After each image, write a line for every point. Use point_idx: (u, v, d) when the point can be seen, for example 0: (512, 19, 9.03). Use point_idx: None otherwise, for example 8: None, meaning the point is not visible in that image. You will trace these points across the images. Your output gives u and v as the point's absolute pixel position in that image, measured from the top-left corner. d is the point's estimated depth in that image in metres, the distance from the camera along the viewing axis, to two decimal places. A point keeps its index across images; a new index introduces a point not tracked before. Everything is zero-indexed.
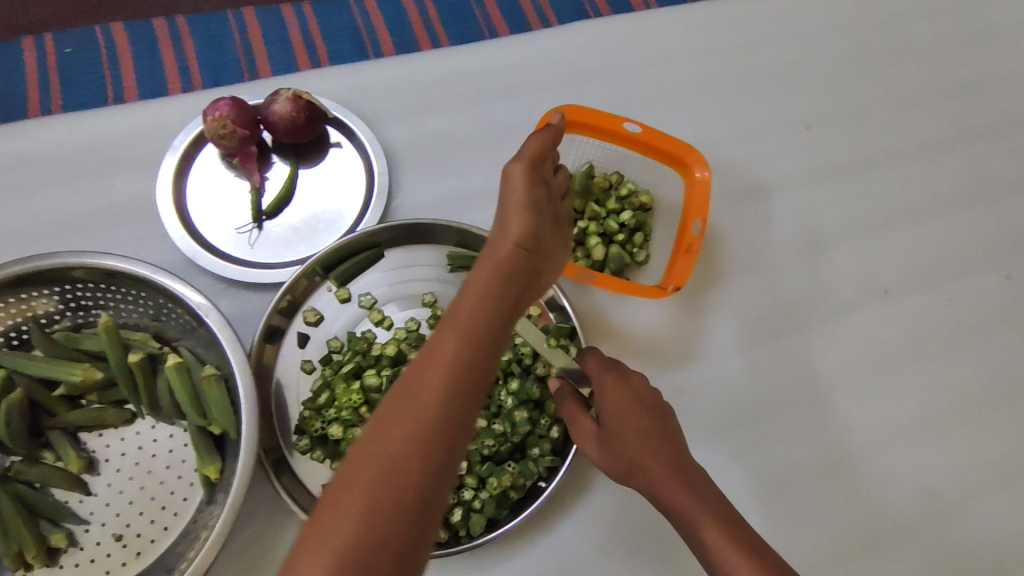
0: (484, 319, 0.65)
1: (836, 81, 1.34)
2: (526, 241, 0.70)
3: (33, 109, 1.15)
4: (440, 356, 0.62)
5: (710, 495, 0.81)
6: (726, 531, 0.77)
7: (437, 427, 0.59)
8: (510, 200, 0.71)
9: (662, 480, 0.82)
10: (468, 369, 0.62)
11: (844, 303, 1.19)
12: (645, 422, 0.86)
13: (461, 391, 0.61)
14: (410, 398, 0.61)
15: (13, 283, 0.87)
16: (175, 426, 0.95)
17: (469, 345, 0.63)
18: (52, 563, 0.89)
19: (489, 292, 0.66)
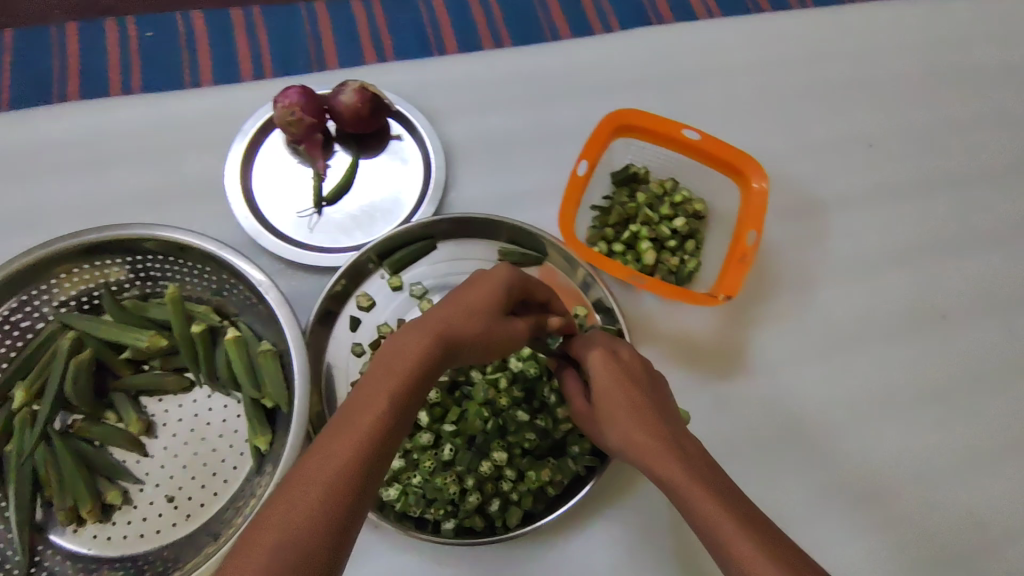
0: (418, 380, 0.67)
1: (900, 100, 1.32)
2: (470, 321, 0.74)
3: (114, 89, 1.21)
4: (375, 399, 0.64)
5: (703, 465, 0.73)
6: (719, 498, 0.68)
7: (361, 452, 0.61)
8: (478, 287, 0.77)
9: (650, 448, 0.75)
10: (395, 414, 0.64)
11: (894, 327, 1.17)
12: (634, 391, 0.81)
13: (385, 435, 0.63)
14: (342, 428, 0.62)
15: (87, 250, 0.91)
16: (231, 397, 0.99)
17: (403, 393, 0.65)
18: (106, 520, 0.93)
19: (428, 355, 0.69)
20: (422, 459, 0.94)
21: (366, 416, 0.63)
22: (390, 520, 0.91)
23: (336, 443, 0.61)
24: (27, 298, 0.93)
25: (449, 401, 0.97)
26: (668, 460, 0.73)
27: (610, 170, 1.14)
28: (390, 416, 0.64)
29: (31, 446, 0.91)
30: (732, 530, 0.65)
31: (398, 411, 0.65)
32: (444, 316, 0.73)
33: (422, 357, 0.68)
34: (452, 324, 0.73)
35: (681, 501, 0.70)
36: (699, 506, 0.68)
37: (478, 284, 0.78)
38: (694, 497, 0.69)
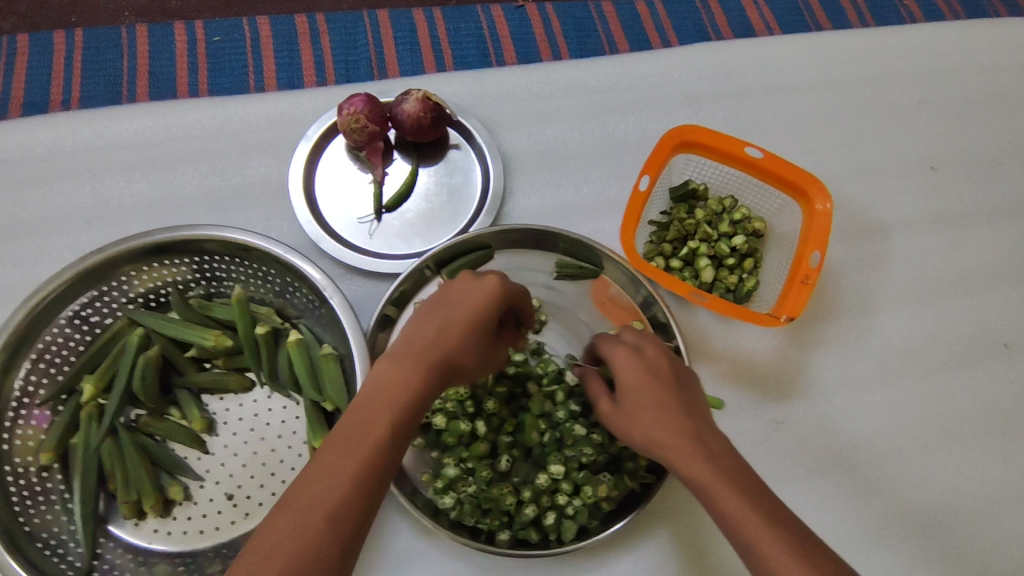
0: (412, 410, 0.71)
1: (963, 123, 1.30)
2: (442, 349, 0.75)
3: (181, 90, 1.23)
4: (375, 427, 0.68)
5: (731, 465, 0.75)
6: (747, 499, 0.71)
7: (349, 483, 0.65)
8: (471, 308, 0.78)
9: (679, 450, 0.77)
10: (383, 445, 0.68)
11: (953, 355, 1.15)
12: (659, 389, 0.82)
13: (369, 467, 0.66)
14: (342, 454, 0.66)
15: (151, 250, 0.94)
16: (289, 398, 1.00)
17: (399, 420, 0.69)
18: (166, 515, 0.94)
19: (426, 387, 0.72)
20: (478, 469, 0.93)
21: (366, 444, 0.67)
22: (444, 527, 0.91)
23: (336, 470, 0.65)
24: (97, 294, 0.95)
25: (507, 412, 0.98)
26: (696, 462, 0.75)
27: (669, 186, 1.14)
28: (387, 446, 0.68)
29: (99, 438, 0.94)
30: (761, 530, 0.69)
31: (395, 439, 0.69)
32: (443, 344, 0.75)
33: (420, 389, 0.71)
34: (448, 353, 0.75)
35: (710, 503, 0.73)
36: (729, 507, 0.72)
37: (468, 301, 0.79)
38: (725, 500, 0.72)
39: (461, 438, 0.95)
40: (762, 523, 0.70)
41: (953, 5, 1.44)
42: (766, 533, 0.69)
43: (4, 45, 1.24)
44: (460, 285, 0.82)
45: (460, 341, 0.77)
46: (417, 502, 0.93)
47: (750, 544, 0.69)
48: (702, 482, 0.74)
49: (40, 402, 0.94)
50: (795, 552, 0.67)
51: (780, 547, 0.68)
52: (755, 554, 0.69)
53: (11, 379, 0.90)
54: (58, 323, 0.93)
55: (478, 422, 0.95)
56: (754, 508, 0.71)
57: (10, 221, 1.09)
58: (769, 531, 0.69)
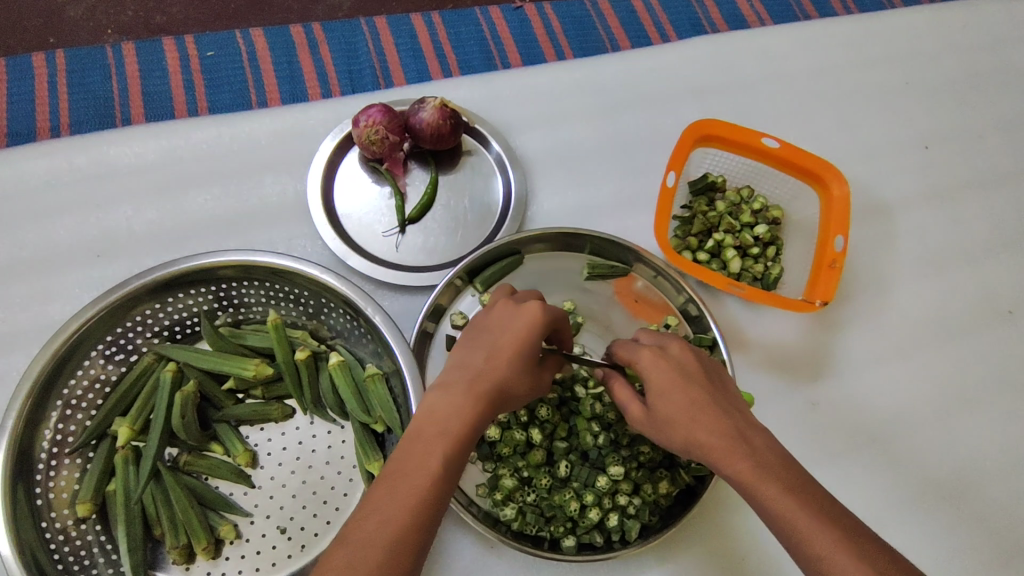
0: (463, 449, 0.66)
1: (951, 102, 1.36)
2: (501, 378, 0.71)
3: (179, 110, 1.17)
4: (433, 455, 0.64)
5: (783, 469, 0.70)
6: (806, 507, 0.66)
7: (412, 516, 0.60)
8: (516, 336, 0.73)
9: (729, 459, 0.71)
10: (444, 477, 0.63)
11: (965, 324, 1.20)
12: (697, 398, 0.76)
13: (430, 501, 0.62)
14: (390, 496, 0.61)
15: (164, 285, 0.89)
16: (334, 422, 0.97)
17: (453, 459, 0.64)
18: (218, 556, 0.90)
19: (478, 423, 0.68)
20: (537, 477, 0.94)
21: (418, 484, 0.62)
22: (508, 538, 0.89)
23: (387, 512, 0.60)
24: (122, 332, 0.90)
25: (558, 417, 0.97)
26: (750, 471, 0.69)
27: (688, 180, 1.15)
28: (440, 486, 0.63)
29: (141, 484, 0.89)
30: (824, 537, 0.64)
31: (447, 479, 0.64)
32: (490, 375, 0.70)
33: (471, 427, 0.67)
34: (496, 383, 0.70)
35: (766, 512, 0.68)
36: (784, 516, 0.66)
37: (513, 327, 0.74)
38: (783, 509, 0.66)
39: (516, 447, 0.94)
40: (826, 530, 0.64)
41: None
42: (831, 542, 0.63)
43: None
44: (502, 314, 0.77)
45: (519, 372, 0.72)
46: (477, 515, 0.91)
47: (815, 553, 0.63)
48: (758, 491, 0.68)
49: (70, 451, 0.88)
50: (862, 556, 0.62)
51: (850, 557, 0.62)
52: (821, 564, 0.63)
53: (41, 429, 0.84)
54: (84, 365, 0.88)
55: (532, 431, 0.94)
56: (814, 515, 0.65)
57: (12, 259, 1.02)
58: (834, 537, 0.64)
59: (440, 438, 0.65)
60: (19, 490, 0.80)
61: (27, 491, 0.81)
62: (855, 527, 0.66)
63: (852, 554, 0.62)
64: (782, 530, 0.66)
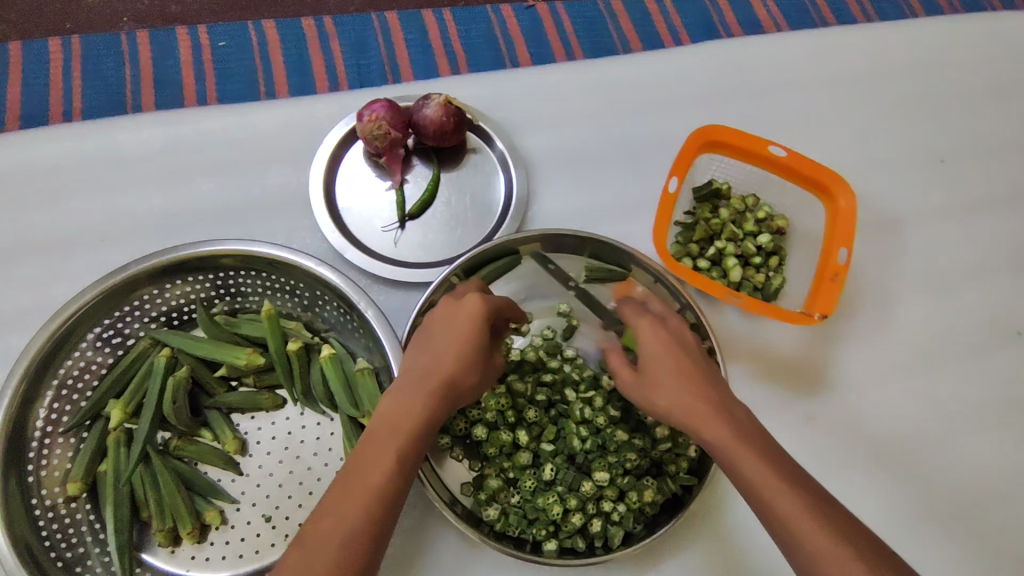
0: (416, 445, 0.70)
1: (970, 115, 1.32)
2: (453, 376, 0.74)
3: (189, 100, 1.19)
4: (382, 457, 0.68)
5: (760, 439, 0.71)
6: (791, 487, 0.67)
7: (365, 514, 0.66)
8: (462, 331, 0.76)
9: (717, 431, 0.71)
10: (395, 478, 0.68)
11: (973, 343, 1.17)
12: (688, 366, 0.76)
13: (382, 500, 0.67)
14: (346, 496, 0.66)
15: (164, 270, 0.90)
16: (323, 414, 0.98)
17: (404, 457, 0.69)
18: (203, 540, 0.91)
19: (431, 418, 0.71)
20: (522, 479, 0.94)
21: (372, 483, 0.67)
22: (489, 538, 0.89)
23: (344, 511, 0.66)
24: (119, 316, 0.92)
25: (546, 419, 0.97)
26: (739, 445, 0.69)
27: (692, 187, 1.13)
28: (394, 483, 0.68)
29: (130, 466, 0.90)
30: (804, 518, 0.65)
31: (401, 476, 0.68)
32: (438, 371, 0.73)
33: (424, 423, 0.71)
34: (446, 381, 0.73)
35: (751, 489, 0.68)
36: (769, 494, 0.67)
37: (458, 322, 0.77)
38: (768, 488, 0.67)
39: (502, 448, 0.94)
40: (808, 512, 0.65)
41: (951, 1, 1.47)
42: (806, 514, 0.65)
43: None
44: (447, 309, 0.79)
45: (469, 367, 0.75)
46: (460, 514, 0.90)
47: (795, 535, 0.65)
48: (745, 466, 0.68)
49: (64, 430, 0.90)
50: (832, 525, 0.65)
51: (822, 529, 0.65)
52: (800, 545, 0.65)
53: (36, 408, 0.86)
54: (80, 347, 0.89)
55: (519, 432, 0.94)
56: (797, 494, 0.67)
57: (19, 240, 1.04)
58: (814, 517, 0.65)
59: (393, 438, 0.69)
60: (11, 466, 0.82)
61: (18, 468, 0.83)
62: (836, 508, 0.67)
63: (830, 537, 0.64)
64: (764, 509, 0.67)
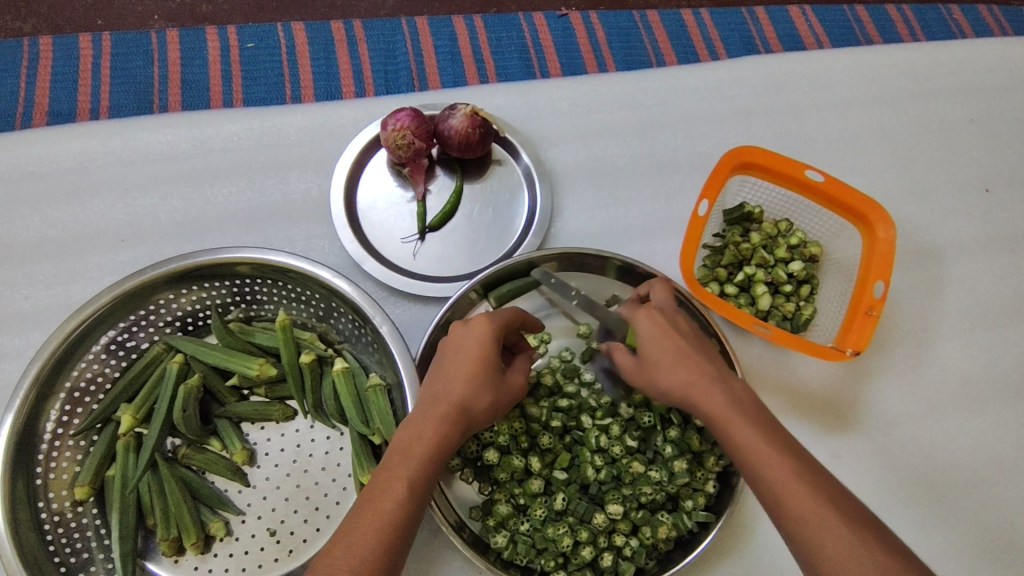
0: (433, 465, 0.69)
1: (1021, 143, 1.26)
2: (464, 399, 0.73)
3: (215, 100, 1.18)
4: (393, 483, 0.67)
5: (764, 420, 0.71)
6: (808, 482, 0.67)
7: (378, 540, 0.64)
8: (476, 349, 0.76)
9: (734, 422, 0.71)
10: (407, 501, 0.66)
11: (1014, 384, 1.12)
12: (688, 353, 0.77)
13: (395, 525, 0.65)
14: (359, 524, 0.65)
15: (181, 276, 0.89)
16: (333, 429, 0.96)
17: (416, 479, 0.68)
18: (207, 551, 0.90)
19: (447, 439, 0.71)
20: (533, 507, 0.90)
21: (386, 505, 0.66)
22: (496, 567, 0.86)
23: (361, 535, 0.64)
24: (134, 320, 0.91)
25: (561, 446, 0.94)
26: (758, 438, 0.69)
27: (723, 209, 1.09)
28: (410, 503, 0.67)
29: (138, 473, 0.90)
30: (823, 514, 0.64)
31: (416, 496, 0.68)
32: (449, 396, 0.73)
33: (439, 443, 0.70)
34: (461, 400, 0.73)
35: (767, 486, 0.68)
36: (786, 489, 0.66)
37: (471, 340, 0.77)
38: (785, 482, 0.67)
39: (513, 474, 0.91)
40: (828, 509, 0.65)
41: (1004, 22, 1.41)
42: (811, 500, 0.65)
43: (28, 50, 1.19)
44: (457, 333, 0.79)
45: (482, 389, 0.74)
46: (467, 540, 0.88)
47: (814, 530, 0.64)
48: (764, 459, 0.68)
49: (75, 433, 0.89)
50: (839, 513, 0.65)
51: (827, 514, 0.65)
52: (820, 544, 0.63)
53: (47, 411, 0.85)
54: (94, 351, 0.88)
55: (532, 458, 0.91)
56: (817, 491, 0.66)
57: (40, 238, 1.04)
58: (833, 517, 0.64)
59: (409, 458, 0.68)
60: (20, 470, 0.82)
61: (26, 471, 0.83)
62: (858, 510, 0.66)
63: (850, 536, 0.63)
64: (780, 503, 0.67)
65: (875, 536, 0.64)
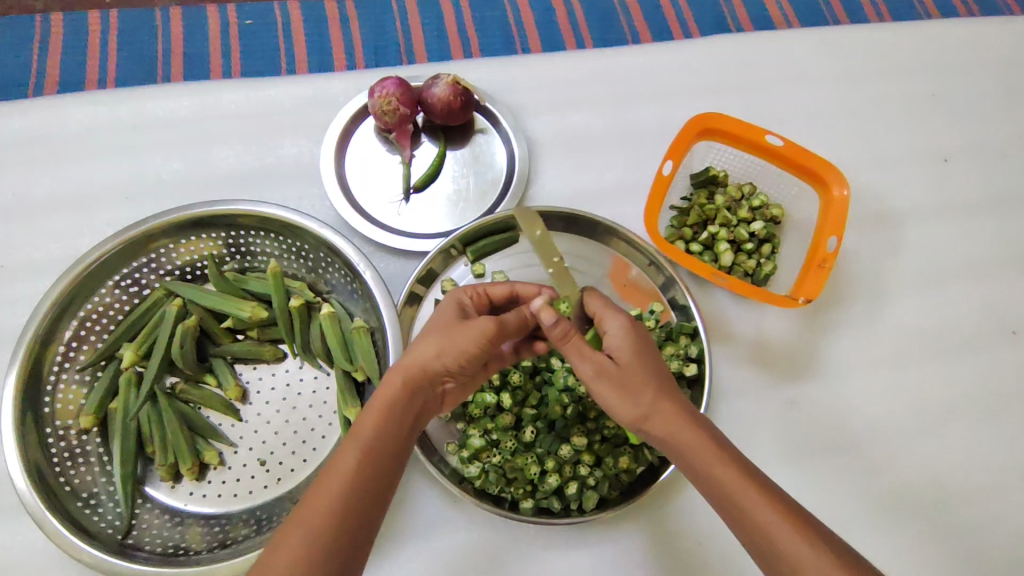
0: (385, 431, 0.71)
1: (979, 116, 1.32)
2: (436, 359, 0.76)
3: (214, 73, 1.26)
4: (357, 441, 0.70)
5: (733, 452, 0.75)
6: (787, 514, 0.70)
7: (343, 497, 0.67)
8: (435, 324, 0.81)
9: (692, 443, 0.74)
10: (370, 461, 0.69)
11: (963, 341, 1.18)
12: (633, 362, 0.79)
13: (363, 482, 0.68)
14: (325, 485, 0.67)
15: (181, 226, 0.97)
16: (320, 369, 1.04)
17: (379, 437, 0.71)
18: (201, 478, 0.98)
19: (393, 405, 0.73)
20: (503, 440, 0.97)
21: (347, 463, 0.69)
22: (468, 493, 0.94)
23: (312, 513, 0.66)
24: (136, 266, 0.98)
25: (530, 385, 1.00)
26: (715, 455, 0.74)
27: (690, 173, 1.16)
28: (366, 467, 0.69)
29: (138, 404, 0.98)
30: (782, 525, 0.69)
31: (374, 462, 0.70)
32: (417, 354, 0.76)
33: (386, 410, 0.72)
34: (410, 363, 0.75)
35: (733, 503, 0.72)
36: (747, 504, 0.71)
37: (433, 320, 0.82)
38: (748, 498, 0.71)
39: (486, 410, 0.98)
40: (784, 519, 0.70)
41: (967, 3, 1.48)
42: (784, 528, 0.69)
43: (39, 25, 1.27)
44: (443, 310, 0.84)
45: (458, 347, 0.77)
46: (443, 469, 0.96)
47: (764, 534, 0.70)
48: (725, 480, 0.73)
49: (80, 367, 0.97)
50: (811, 542, 0.68)
51: (803, 545, 0.68)
52: (775, 546, 0.69)
53: (54, 345, 0.93)
54: (99, 293, 0.96)
55: (503, 395, 0.98)
56: (772, 501, 0.71)
57: (51, 195, 1.12)
58: (790, 525, 0.69)
59: (357, 430, 0.71)
60: (29, 397, 0.89)
61: (35, 399, 0.90)
62: (837, 543, 0.69)
63: (807, 543, 0.68)
64: (733, 510, 0.72)
65: (824, 534, 0.70)
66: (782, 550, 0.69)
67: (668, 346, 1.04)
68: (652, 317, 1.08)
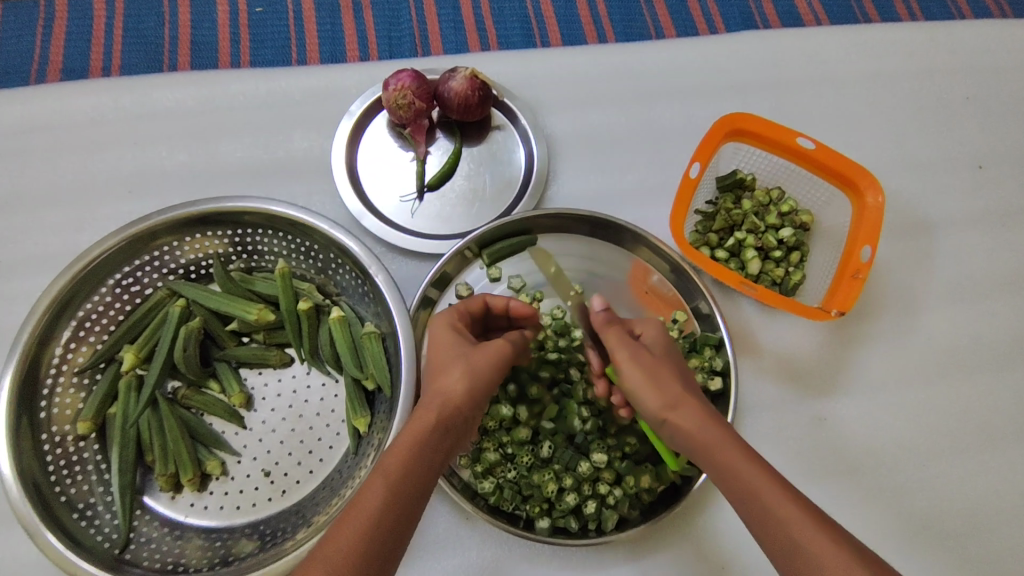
0: (416, 461, 0.67)
1: (1015, 121, 1.27)
2: (461, 398, 0.73)
3: (223, 61, 1.21)
4: (385, 467, 0.66)
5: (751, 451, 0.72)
6: (809, 510, 0.65)
7: (374, 528, 0.63)
8: (445, 352, 0.78)
9: (708, 439, 0.71)
10: (394, 489, 0.65)
11: (996, 355, 1.13)
12: (664, 362, 0.80)
13: (391, 512, 0.64)
14: (354, 514, 0.63)
15: (187, 223, 0.92)
16: (329, 376, 1.00)
17: (409, 459, 0.67)
18: (202, 489, 0.94)
19: (425, 436, 0.69)
20: (519, 455, 0.93)
21: (370, 495, 0.64)
22: (483, 511, 0.89)
23: (341, 540, 0.62)
24: (138, 264, 0.94)
25: (547, 398, 0.96)
26: (728, 448, 0.70)
27: (716, 176, 1.11)
28: (393, 501, 0.64)
29: (139, 409, 0.94)
30: (803, 521, 0.64)
31: (401, 495, 0.65)
32: (447, 392, 0.73)
33: (419, 438, 0.69)
34: (442, 401, 0.73)
35: (749, 501, 0.67)
36: (766, 498, 0.66)
37: (437, 353, 0.79)
38: (767, 494, 0.66)
39: (501, 423, 0.93)
40: (806, 516, 0.64)
41: (1002, 2, 1.41)
42: (808, 525, 0.63)
43: (43, 10, 1.22)
44: (447, 332, 0.81)
45: (478, 384, 0.75)
46: (455, 484, 0.91)
47: (785, 532, 0.64)
48: (741, 476, 0.68)
49: (79, 370, 0.92)
50: (840, 540, 0.62)
51: (830, 544, 0.62)
52: (799, 543, 0.63)
53: (51, 346, 0.88)
54: (99, 292, 0.91)
55: (520, 408, 0.94)
56: (793, 496, 0.66)
57: (52, 187, 1.08)
58: (811, 520, 0.64)
59: (385, 461, 0.67)
60: (24, 402, 0.85)
61: (31, 404, 0.86)
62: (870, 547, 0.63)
63: (830, 537, 0.62)
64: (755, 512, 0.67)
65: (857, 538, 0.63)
66: (806, 549, 0.62)
67: (692, 358, 0.99)
68: (674, 327, 1.03)
